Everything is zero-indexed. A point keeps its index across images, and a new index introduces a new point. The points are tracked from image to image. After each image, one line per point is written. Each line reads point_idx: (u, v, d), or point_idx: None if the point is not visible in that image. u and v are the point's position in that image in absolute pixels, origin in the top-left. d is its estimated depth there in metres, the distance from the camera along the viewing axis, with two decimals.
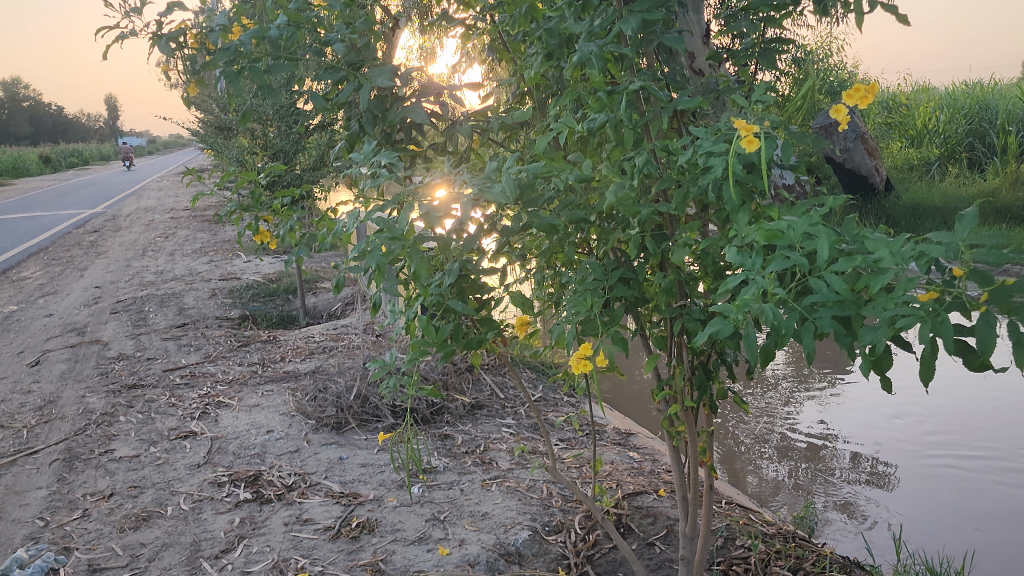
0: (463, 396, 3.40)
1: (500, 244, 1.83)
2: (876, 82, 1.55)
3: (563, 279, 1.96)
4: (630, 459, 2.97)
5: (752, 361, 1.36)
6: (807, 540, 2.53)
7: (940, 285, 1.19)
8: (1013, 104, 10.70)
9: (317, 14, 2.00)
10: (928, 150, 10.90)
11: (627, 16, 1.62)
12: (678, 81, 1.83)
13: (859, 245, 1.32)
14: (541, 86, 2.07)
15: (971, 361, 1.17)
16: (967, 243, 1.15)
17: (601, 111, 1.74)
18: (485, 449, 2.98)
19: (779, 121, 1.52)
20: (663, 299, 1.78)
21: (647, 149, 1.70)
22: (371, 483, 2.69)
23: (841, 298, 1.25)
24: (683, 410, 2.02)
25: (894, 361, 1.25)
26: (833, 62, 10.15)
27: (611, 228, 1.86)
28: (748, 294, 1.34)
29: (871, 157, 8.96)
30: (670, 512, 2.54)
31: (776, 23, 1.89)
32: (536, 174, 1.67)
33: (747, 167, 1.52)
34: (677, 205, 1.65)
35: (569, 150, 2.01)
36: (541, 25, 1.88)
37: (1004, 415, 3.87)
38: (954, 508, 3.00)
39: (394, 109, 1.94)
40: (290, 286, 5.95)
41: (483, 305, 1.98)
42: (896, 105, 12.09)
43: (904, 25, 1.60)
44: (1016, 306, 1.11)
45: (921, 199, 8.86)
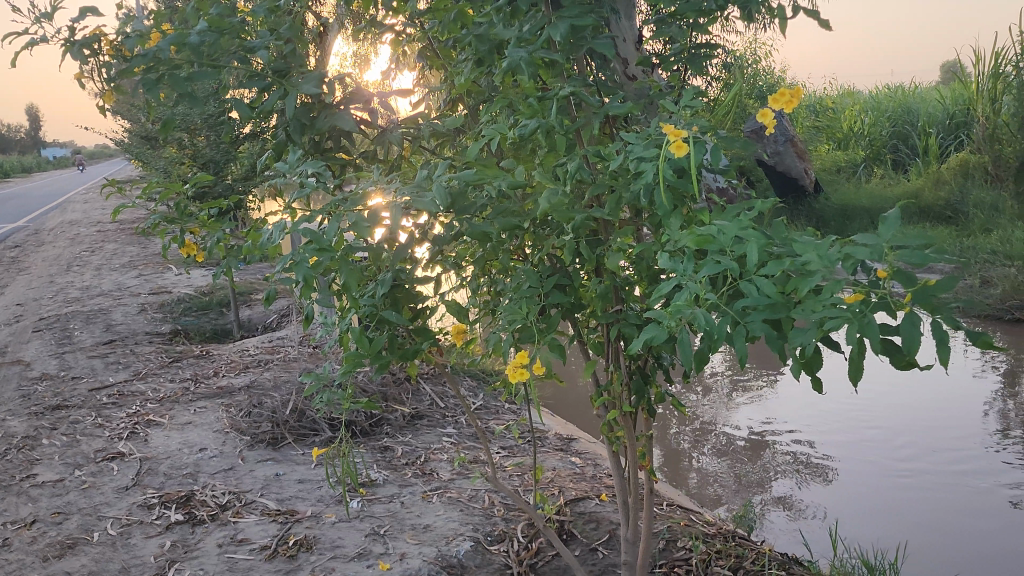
0: (402, 407, 3.36)
1: (433, 252, 1.81)
2: (800, 86, 1.57)
3: (499, 287, 1.95)
4: (572, 465, 2.97)
5: (687, 366, 1.35)
6: (747, 539, 2.56)
7: (866, 286, 1.21)
8: (934, 107, 11.11)
9: (241, 20, 1.94)
10: (855, 152, 11.24)
11: (555, 22, 1.62)
12: (608, 86, 1.83)
13: (788, 248, 1.34)
14: (472, 93, 2.05)
15: (897, 361, 1.18)
16: (891, 244, 1.18)
17: (532, 117, 1.74)
18: (426, 460, 2.95)
19: (707, 126, 1.53)
20: (599, 305, 1.78)
21: (579, 155, 1.70)
22: (309, 499, 2.63)
23: (772, 301, 1.26)
24: (622, 415, 2.01)
25: (823, 362, 1.26)
26: (762, 67, 10.38)
27: (545, 235, 1.86)
28: (680, 301, 1.34)
29: (800, 160, 9.19)
30: (612, 517, 2.54)
31: (703, 29, 1.91)
32: (467, 181, 1.67)
33: (677, 172, 1.53)
34: (611, 210, 1.65)
35: (502, 156, 2.00)
36: (470, 31, 1.88)
37: (933, 413, 3.99)
38: (887, 501, 3.08)
39: (321, 117, 1.89)
40: (224, 299, 5.82)
41: (418, 315, 1.95)
42: (823, 110, 12.40)
43: (825, 30, 1.63)
44: (938, 304, 1.14)
45: (849, 200, 9.10)
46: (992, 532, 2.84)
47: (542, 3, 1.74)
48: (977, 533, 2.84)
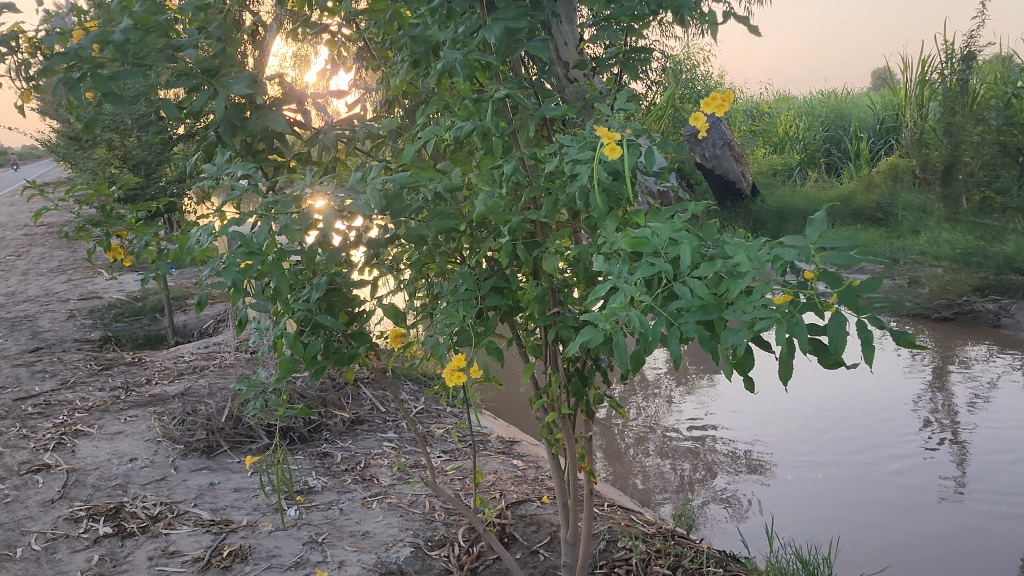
0: (342, 412, 3.31)
1: (369, 256, 1.79)
2: (731, 90, 1.59)
3: (437, 290, 1.94)
4: (513, 467, 2.96)
5: (622, 368, 1.36)
6: (685, 537, 2.59)
7: (795, 287, 1.23)
8: (865, 113, 11.46)
9: (169, 17, 1.89)
10: (790, 156, 11.51)
11: (490, 24, 1.62)
12: (544, 89, 1.83)
13: (720, 250, 1.36)
14: (409, 94, 2.04)
15: (825, 360, 1.20)
16: (817, 247, 1.20)
17: (468, 119, 1.73)
18: (366, 465, 2.91)
19: (641, 129, 1.55)
20: (536, 307, 1.78)
21: (515, 157, 1.70)
22: (245, 508, 2.57)
23: (704, 302, 1.27)
24: (561, 417, 2.02)
25: (755, 362, 1.27)
26: (700, 72, 10.57)
27: (483, 237, 1.85)
28: (615, 303, 1.35)
29: (737, 163, 9.38)
30: (553, 519, 2.54)
31: (636, 33, 1.93)
32: (402, 184, 1.65)
33: (612, 174, 1.54)
34: (547, 212, 1.65)
35: (439, 158, 1.99)
36: (406, 32, 1.86)
37: (864, 410, 4.11)
38: (822, 497, 3.15)
39: (253, 118, 1.85)
40: (157, 304, 5.67)
41: (354, 319, 1.93)
42: (760, 114, 12.66)
43: (755, 36, 1.66)
44: (863, 304, 1.16)
45: (785, 203, 9.31)
46: (922, 526, 2.93)
47: (477, 5, 1.74)
48: (906, 527, 2.92)
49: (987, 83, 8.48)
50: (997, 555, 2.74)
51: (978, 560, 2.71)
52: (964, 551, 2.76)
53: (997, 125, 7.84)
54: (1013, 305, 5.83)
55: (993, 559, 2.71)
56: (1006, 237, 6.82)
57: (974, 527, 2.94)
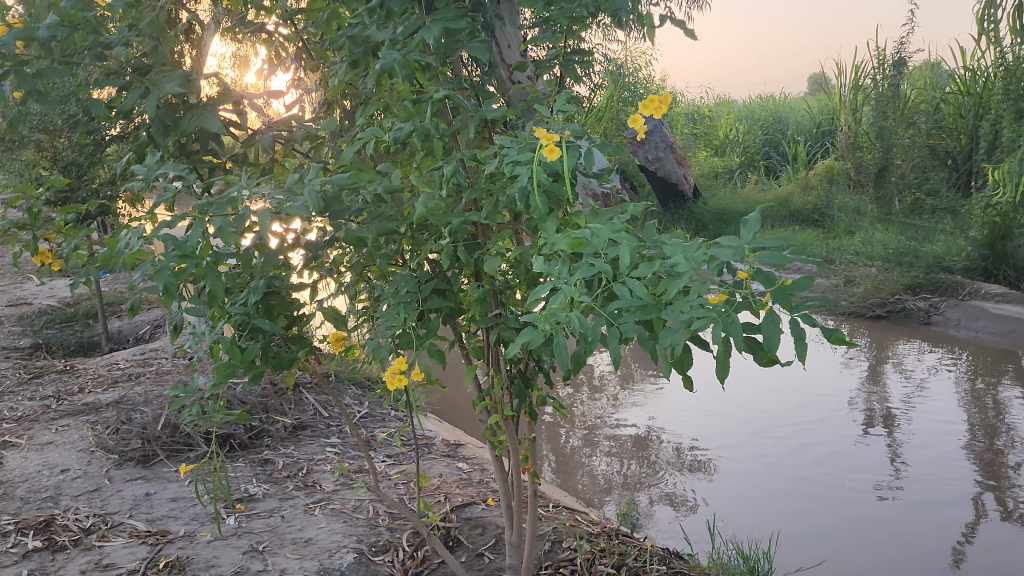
0: (283, 418, 3.25)
1: (308, 258, 1.76)
2: (669, 92, 1.61)
3: (377, 293, 1.92)
4: (458, 470, 2.95)
5: (562, 368, 1.37)
6: (629, 536, 2.62)
7: (731, 286, 1.24)
8: (802, 117, 11.74)
9: (97, 14, 1.83)
10: (730, 158, 11.73)
11: (429, 24, 1.62)
12: (485, 91, 1.83)
13: (658, 250, 1.37)
14: (348, 94, 2.01)
15: (760, 357, 1.22)
16: (751, 247, 1.23)
17: (408, 119, 1.72)
18: (309, 471, 2.87)
19: (580, 130, 1.56)
20: (478, 309, 1.78)
21: (456, 159, 1.69)
22: (182, 518, 2.51)
23: (644, 303, 1.28)
24: (504, 419, 2.01)
25: (693, 361, 1.28)
26: (642, 75, 10.69)
27: (424, 240, 1.84)
28: (554, 304, 1.36)
29: (679, 165, 9.55)
30: (498, 521, 2.54)
31: (575, 35, 1.94)
32: (341, 186, 1.63)
33: (552, 176, 1.54)
34: (488, 213, 1.65)
35: (378, 160, 1.97)
36: (344, 32, 1.84)
37: (803, 408, 4.20)
38: (762, 493, 3.20)
39: (187, 118, 1.81)
40: (90, 310, 5.51)
41: (293, 323, 1.90)
42: (701, 118, 12.84)
43: (690, 40, 1.68)
44: (795, 303, 1.18)
45: (725, 204, 9.47)
46: (861, 519, 3.00)
47: (416, 5, 1.73)
48: (845, 521, 2.99)
49: (917, 87, 8.76)
50: (929, 547, 2.82)
51: (912, 551, 2.78)
52: (899, 542, 2.84)
53: (926, 129, 8.23)
54: (942, 304, 6.04)
55: (926, 551, 2.79)
56: (936, 237, 7.07)
57: (909, 518, 3.02)
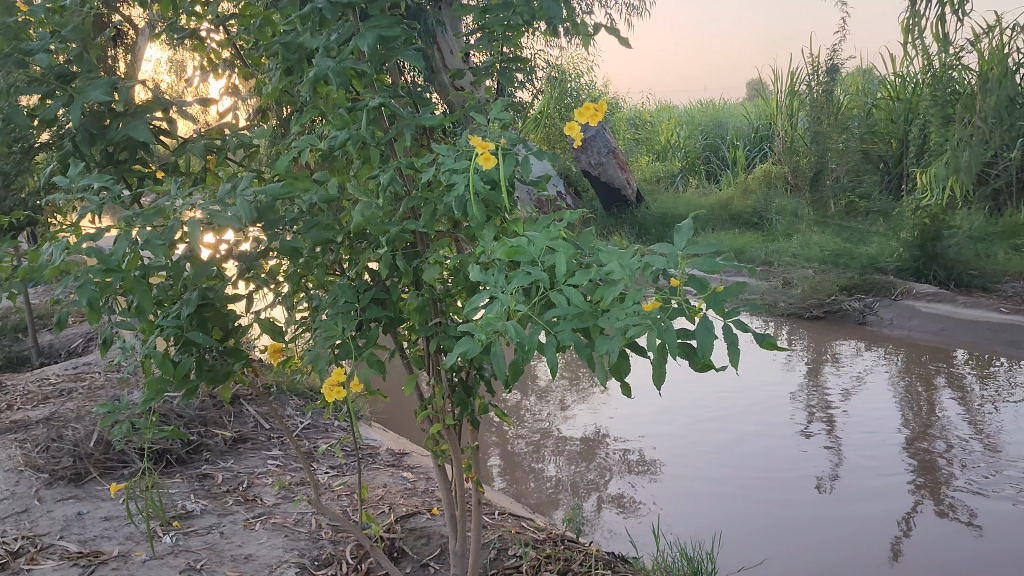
0: (223, 431, 3.18)
1: (242, 270, 1.73)
2: (604, 100, 1.62)
3: (315, 302, 1.90)
4: (403, 480, 2.92)
5: (499, 378, 1.37)
6: (574, 541, 2.62)
7: (665, 293, 1.25)
8: (741, 122, 11.99)
9: (17, 19, 1.77)
10: (672, 163, 11.91)
11: (362, 32, 1.60)
12: (422, 98, 1.82)
13: (594, 257, 1.38)
14: (283, 101, 1.98)
15: (695, 363, 1.24)
16: (685, 253, 1.24)
17: (343, 128, 1.70)
18: (249, 485, 2.81)
19: (516, 137, 1.56)
20: (417, 318, 1.77)
21: (392, 167, 1.68)
22: (116, 537, 2.43)
23: (580, 310, 1.28)
24: (446, 428, 2.00)
25: (630, 367, 1.29)
26: (584, 81, 10.79)
27: (362, 249, 1.82)
28: (491, 313, 1.36)
29: (622, 170, 9.63)
30: (443, 530, 2.52)
31: (511, 43, 1.94)
32: (275, 196, 1.61)
33: (489, 184, 1.54)
34: (426, 221, 1.64)
35: (314, 167, 1.94)
36: (277, 39, 1.81)
37: (744, 409, 4.27)
38: (705, 494, 3.24)
39: (113, 127, 1.76)
40: (19, 324, 5.32)
41: (228, 335, 1.86)
42: (643, 123, 12.98)
43: (624, 48, 1.70)
44: (728, 308, 1.20)
45: (667, 208, 9.61)
46: (801, 517, 3.06)
47: (351, 12, 1.71)
48: (787, 519, 3.04)
49: (850, 93, 9.01)
50: (868, 541, 2.88)
51: (852, 547, 2.84)
52: (839, 538, 2.90)
53: (859, 134, 8.33)
54: (877, 304, 6.20)
55: (865, 545, 2.86)
56: (869, 238, 7.27)
57: (848, 514, 3.09)
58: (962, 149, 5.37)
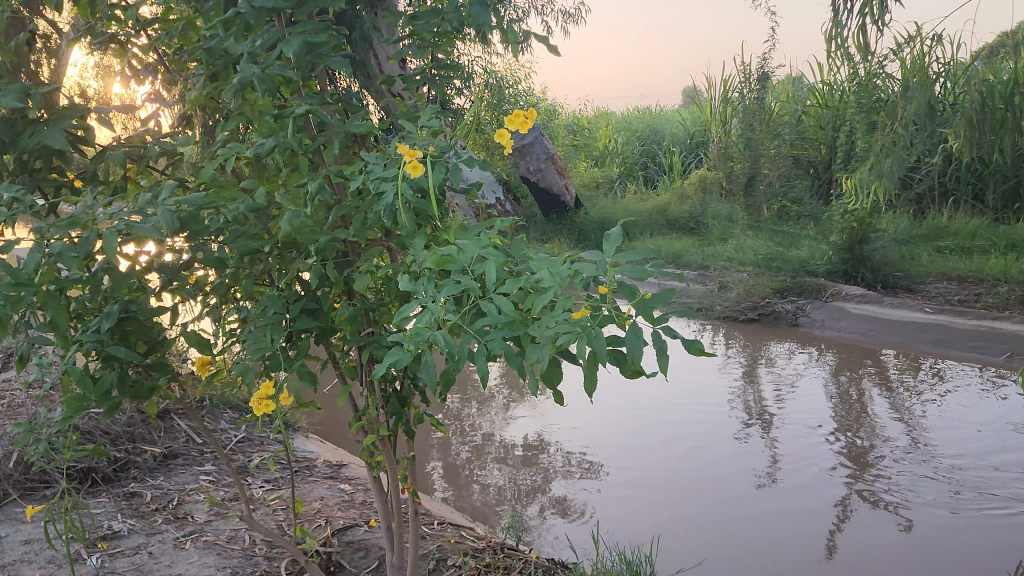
0: (152, 447, 3.09)
1: (166, 282, 1.67)
2: (534, 107, 1.61)
3: (243, 314, 1.85)
4: (340, 492, 2.87)
5: (430, 388, 1.35)
6: (514, 549, 2.62)
7: (595, 301, 1.25)
8: (676, 128, 12.22)
9: None
10: (610, 168, 12.03)
11: (288, 38, 1.57)
12: (351, 105, 1.80)
13: (524, 265, 1.37)
14: (208, 108, 1.93)
15: (626, 369, 1.24)
16: (614, 260, 1.24)
17: (270, 136, 1.67)
18: (180, 503, 2.73)
19: (445, 145, 1.55)
20: (348, 329, 1.74)
21: (321, 175, 1.65)
22: (37, 561, 2.34)
23: (510, 319, 1.27)
24: (380, 439, 1.97)
25: (562, 375, 1.29)
26: (522, 87, 10.84)
27: (291, 258, 1.78)
28: (421, 323, 1.35)
29: (560, 176, 9.67)
30: (381, 543, 2.48)
31: (442, 50, 1.94)
32: (199, 206, 1.57)
33: (419, 192, 1.53)
34: (356, 231, 1.61)
35: (241, 176, 1.90)
36: (201, 45, 1.77)
37: (682, 412, 4.32)
38: (645, 498, 3.26)
39: (26, 134, 1.69)
40: None
41: (153, 348, 1.80)
42: (580, 129, 13.09)
43: (554, 56, 1.70)
44: (656, 314, 1.20)
45: (606, 214, 9.70)
46: (738, 517, 3.10)
47: (277, 17, 1.68)
48: (725, 520, 3.08)
49: (781, 101, 9.27)
50: (803, 539, 2.94)
51: (788, 545, 2.90)
52: (776, 537, 2.95)
53: (790, 139, 8.76)
54: (808, 306, 6.36)
55: (801, 543, 2.91)
56: (801, 242, 7.46)
57: (784, 513, 3.15)
58: (884, 156, 5.50)
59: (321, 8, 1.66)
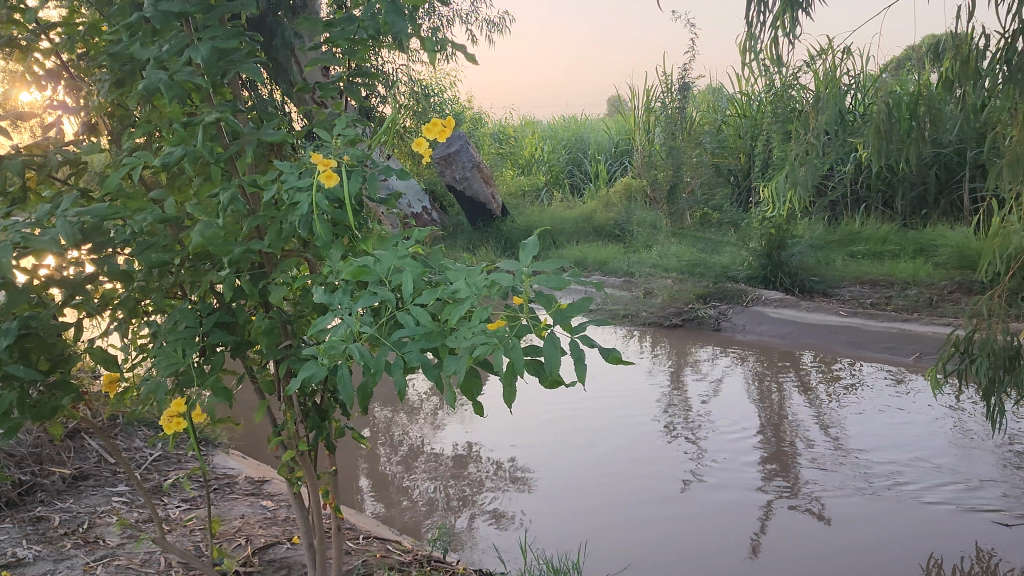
0: (61, 468, 2.95)
1: (70, 296, 1.60)
2: (451, 116, 1.60)
3: (154, 328, 1.79)
4: (262, 509, 2.80)
5: (345, 403, 1.33)
6: (441, 561, 2.59)
7: (512, 312, 1.24)
8: (601, 137, 12.40)
9: None
10: (536, 176, 12.10)
11: (196, 44, 1.52)
12: (266, 112, 1.75)
13: (443, 275, 1.36)
14: (115, 114, 1.86)
15: (545, 379, 1.23)
16: (530, 270, 1.24)
17: (179, 144, 1.61)
18: (90, 526, 2.62)
19: (360, 155, 1.52)
20: (263, 342, 1.69)
21: (234, 185, 1.61)
22: None
23: (427, 330, 1.26)
24: (300, 454, 1.92)
25: (481, 386, 1.28)
26: (448, 95, 10.82)
27: (205, 270, 1.73)
28: (336, 336, 1.32)
29: (486, 185, 9.59)
30: (304, 560, 2.43)
31: (360, 58, 1.91)
32: (103, 216, 1.50)
33: (336, 202, 1.50)
34: (271, 242, 1.57)
35: (150, 186, 1.83)
36: (106, 50, 1.70)
37: (611, 418, 4.36)
38: (573, 505, 3.27)
39: None
40: None
41: (56, 366, 1.72)
42: (506, 137, 13.13)
43: (472, 64, 1.70)
44: (573, 323, 1.20)
45: (533, 222, 9.74)
46: (664, 521, 3.14)
47: (185, 22, 1.63)
48: (652, 524, 3.11)
49: (701, 111, 9.50)
50: (728, 540, 2.99)
51: (713, 547, 2.94)
52: (701, 540, 2.99)
53: (711, 149, 8.94)
54: (729, 311, 6.50)
55: (726, 543, 2.96)
56: (723, 249, 7.64)
57: (710, 515, 3.20)
58: (798, 165, 5.66)
59: (232, 13, 1.61)
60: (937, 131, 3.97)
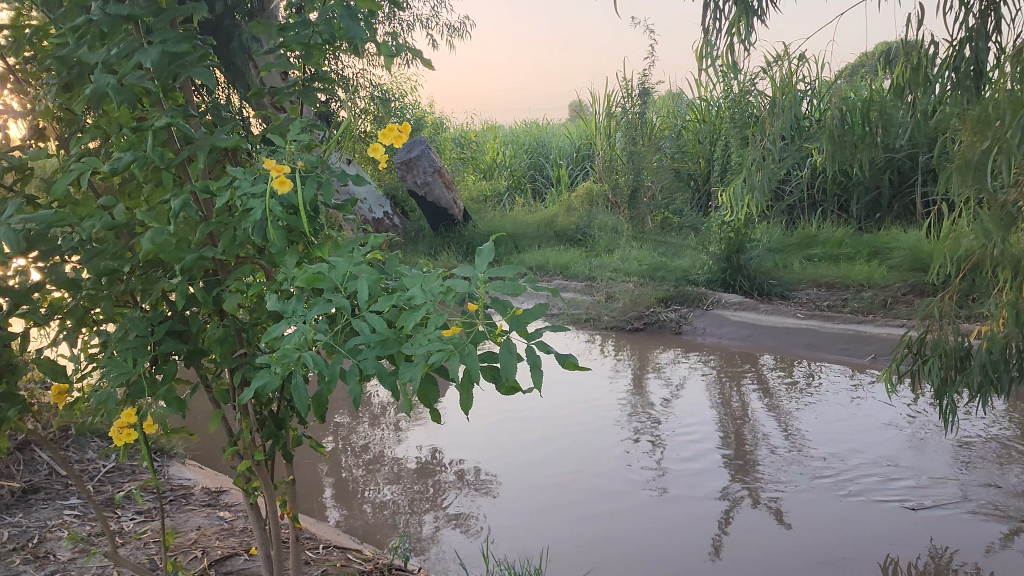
0: (10, 481, 2.88)
1: (16, 305, 1.56)
2: (407, 121, 1.59)
3: (104, 337, 1.75)
4: (219, 520, 2.75)
5: (300, 411, 1.31)
6: (402, 569, 2.57)
7: (468, 319, 1.24)
8: (562, 142, 12.45)
9: None
10: (498, 181, 12.11)
11: (146, 48, 1.50)
12: (219, 118, 1.73)
13: (398, 282, 1.35)
14: (62, 119, 1.82)
15: (502, 386, 1.23)
16: (486, 277, 1.24)
17: (128, 149, 1.58)
18: (41, 540, 2.56)
19: (314, 160, 1.50)
20: (217, 350, 1.67)
21: (186, 191, 1.58)
22: None
23: (383, 337, 1.25)
24: (257, 463, 1.89)
25: (437, 393, 1.27)
26: (409, 100, 10.78)
27: (156, 278, 1.70)
28: (290, 344, 1.30)
29: (448, 190, 9.53)
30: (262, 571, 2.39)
31: (316, 62, 1.89)
32: (49, 223, 1.46)
33: (290, 208, 1.48)
34: (223, 248, 1.55)
35: (99, 191, 1.79)
36: (52, 53, 1.66)
37: (574, 423, 4.37)
38: (535, 510, 3.27)
39: None
40: None
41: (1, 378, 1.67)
42: (467, 142, 13.12)
43: (427, 69, 1.69)
44: (530, 330, 1.20)
45: (495, 226, 9.74)
46: (626, 525, 3.15)
47: (135, 24, 1.60)
48: (614, 528, 3.12)
49: (661, 116, 9.58)
50: (689, 542, 3.01)
51: (674, 550, 2.96)
52: (663, 542, 3.01)
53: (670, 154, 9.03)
54: (690, 314, 6.55)
55: (687, 546, 2.98)
56: (683, 253, 7.71)
57: (672, 518, 3.22)
58: (755, 170, 5.74)
59: (183, 17, 1.59)
60: (890, 135, 4.05)
